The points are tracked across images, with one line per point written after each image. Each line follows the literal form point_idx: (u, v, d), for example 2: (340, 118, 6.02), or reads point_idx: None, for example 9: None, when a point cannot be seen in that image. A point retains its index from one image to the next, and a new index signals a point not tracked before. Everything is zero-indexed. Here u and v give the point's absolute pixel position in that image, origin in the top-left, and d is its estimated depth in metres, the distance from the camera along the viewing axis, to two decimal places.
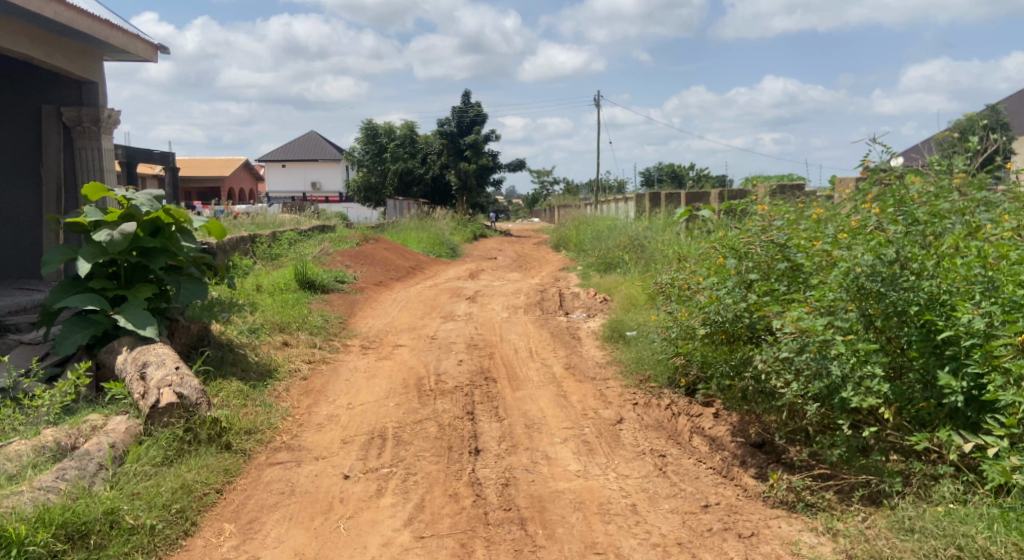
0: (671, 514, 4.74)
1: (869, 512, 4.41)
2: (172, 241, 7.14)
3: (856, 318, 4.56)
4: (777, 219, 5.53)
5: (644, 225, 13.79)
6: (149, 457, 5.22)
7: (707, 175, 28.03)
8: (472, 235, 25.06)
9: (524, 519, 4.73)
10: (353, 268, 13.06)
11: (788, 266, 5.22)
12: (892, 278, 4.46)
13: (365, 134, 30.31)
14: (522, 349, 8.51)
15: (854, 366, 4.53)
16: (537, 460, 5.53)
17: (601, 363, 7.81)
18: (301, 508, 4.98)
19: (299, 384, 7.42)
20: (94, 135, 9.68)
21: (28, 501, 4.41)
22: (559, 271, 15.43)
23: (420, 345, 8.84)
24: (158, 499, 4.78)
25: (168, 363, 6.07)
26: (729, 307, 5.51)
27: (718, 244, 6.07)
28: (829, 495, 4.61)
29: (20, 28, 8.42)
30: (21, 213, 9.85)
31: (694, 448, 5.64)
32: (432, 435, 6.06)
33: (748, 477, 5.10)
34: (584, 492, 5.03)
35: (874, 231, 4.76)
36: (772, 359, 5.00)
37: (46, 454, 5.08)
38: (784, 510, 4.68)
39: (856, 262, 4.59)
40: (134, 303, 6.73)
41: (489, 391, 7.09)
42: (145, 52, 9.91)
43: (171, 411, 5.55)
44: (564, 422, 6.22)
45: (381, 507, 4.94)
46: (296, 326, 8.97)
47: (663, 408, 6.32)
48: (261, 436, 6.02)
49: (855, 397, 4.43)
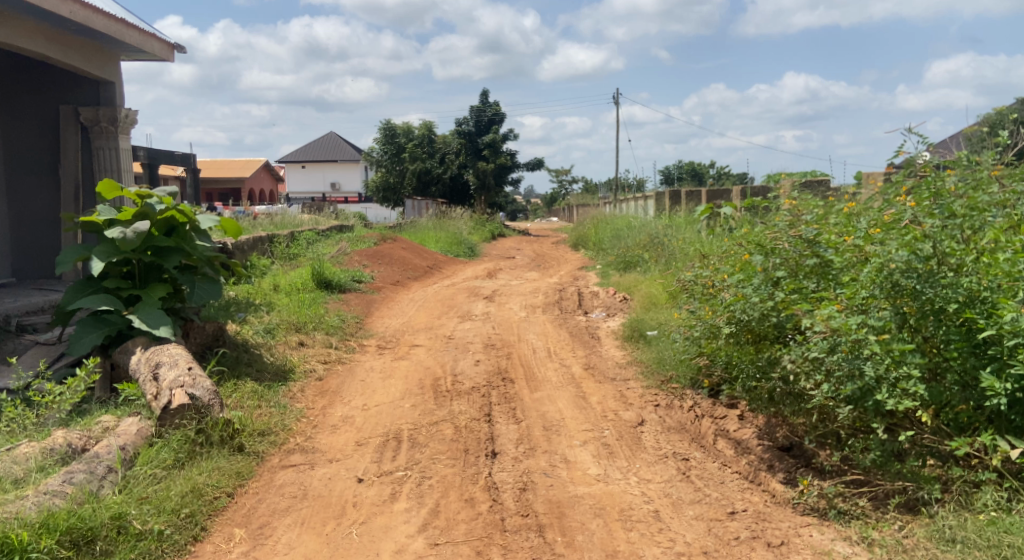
0: (695, 521, 4.56)
1: (906, 520, 4.20)
2: (186, 240, 7.04)
3: (891, 317, 4.36)
4: (805, 213, 5.35)
5: (665, 223, 13.59)
6: (159, 460, 5.12)
7: (728, 173, 27.75)
8: (491, 235, 24.87)
9: (542, 526, 4.57)
10: (369, 268, 12.90)
11: (818, 262, 5.05)
12: (929, 275, 4.27)
13: (383, 134, 29.99)
14: (541, 349, 8.35)
15: (889, 367, 4.31)
16: (555, 464, 5.37)
17: (621, 364, 7.63)
18: (313, 513, 4.84)
19: (314, 385, 7.31)
20: (111, 134, 9.61)
21: (33, 506, 4.30)
22: (576, 271, 15.14)
23: (436, 345, 8.70)
24: (168, 503, 4.66)
25: (181, 364, 5.95)
26: (756, 305, 5.27)
27: (744, 240, 5.89)
28: (862, 502, 4.39)
29: (36, 27, 8.37)
30: (38, 212, 9.77)
31: (719, 452, 5.43)
32: (448, 437, 5.91)
33: (776, 483, 4.88)
34: (605, 497, 4.87)
35: (910, 226, 4.53)
36: (801, 359, 4.81)
37: (54, 456, 4.97)
38: (815, 517, 4.47)
39: (890, 258, 4.38)
40: (149, 302, 6.63)
41: (507, 392, 6.94)
42: (161, 52, 9.86)
43: (183, 412, 5.45)
44: (584, 425, 6.05)
45: (395, 513, 4.79)
46: (313, 326, 8.84)
47: (686, 409, 6.12)
48: (274, 438, 5.89)
49: (890, 400, 4.24)
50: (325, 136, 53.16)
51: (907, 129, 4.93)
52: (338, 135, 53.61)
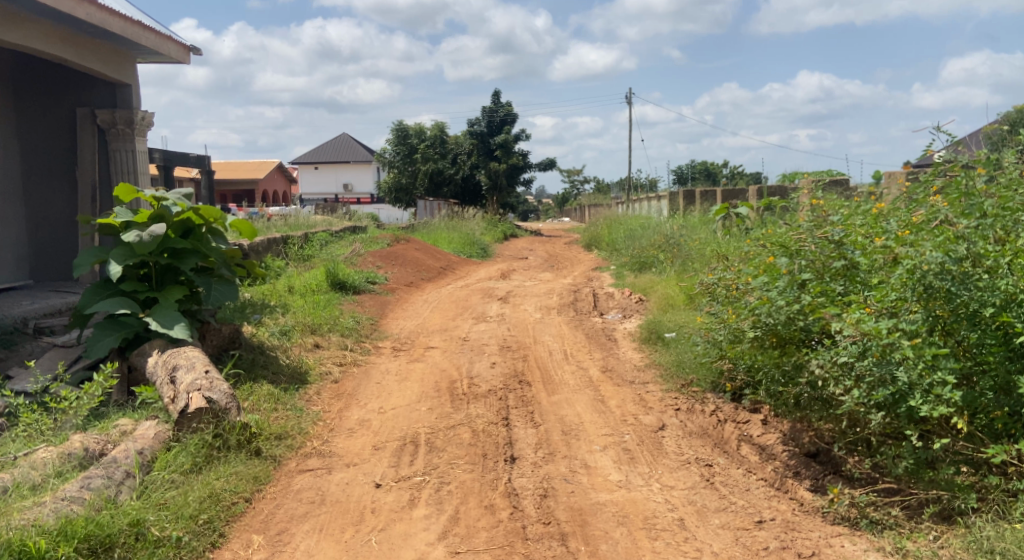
0: (722, 531, 4.47)
1: (942, 530, 4.15)
2: (202, 242, 7.02)
3: (923, 320, 4.28)
4: (831, 214, 5.28)
5: (679, 223, 13.50)
6: (177, 465, 5.07)
7: (741, 173, 27.64)
8: (503, 236, 24.84)
9: (565, 534, 4.50)
10: (383, 269, 12.87)
11: (845, 264, 4.97)
12: (963, 277, 4.19)
13: (396, 135, 30.02)
14: (557, 351, 8.28)
15: (922, 373, 4.25)
16: (576, 470, 5.30)
17: (640, 367, 7.54)
18: (332, 519, 4.79)
19: (330, 387, 7.26)
20: (128, 137, 9.67)
21: (50, 512, 4.26)
22: (590, 271, 15.16)
23: (452, 347, 8.64)
24: (186, 509, 4.61)
25: (198, 367, 5.90)
26: (781, 309, 5.17)
27: (767, 242, 5.77)
28: (895, 511, 4.34)
29: (52, 30, 8.35)
30: (55, 215, 9.77)
31: (743, 458, 5.36)
32: (465, 441, 5.84)
33: (804, 491, 4.82)
34: (628, 505, 4.79)
35: (942, 226, 4.45)
36: (830, 364, 4.73)
37: (72, 461, 4.94)
38: (846, 527, 4.40)
39: (923, 260, 4.30)
40: (166, 304, 6.60)
41: (524, 395, 6.87)
42: (176, 54, 9.86)
43: (200, 415, 5.41)
44: (604, 429, 5.98)
45: (414, 520, 4.73)
46: (328, 328, 8.81)
47: (708, 414, 6.04)
48: (291, 442, 5.84)
49: (924, 406, 4.17)
50: (339, 136, 53.37)
51: (935, 127, 4.85)
52: (350, 136, 53.65)
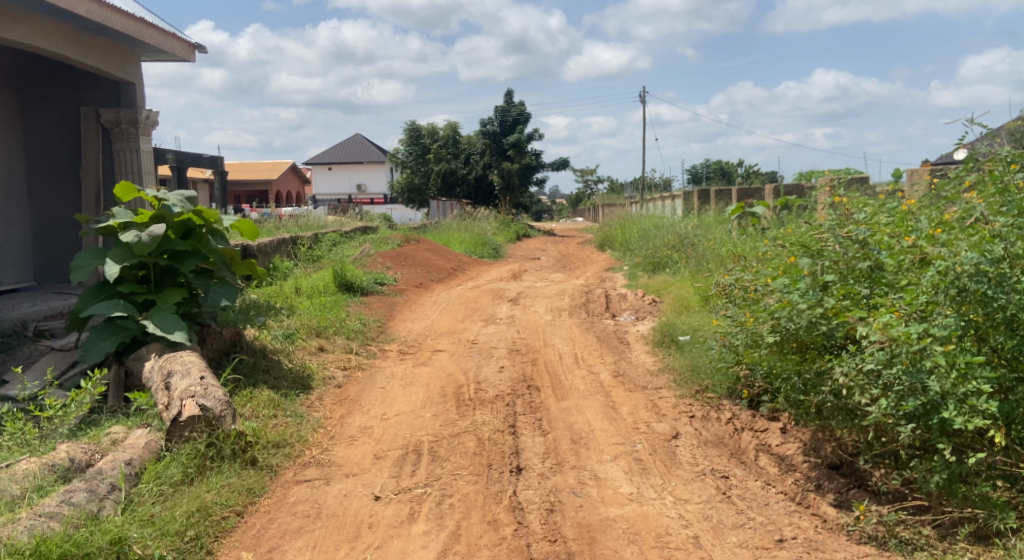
0: (739, 550, 4.19)
1: (977, 552, 3.87)
2: (203, 243, 6.80)
3: (956, 324, 4.03)
4: (856, 211, 5.03)
5: (694, 222, 13.20)
6: (167, 476, 4.84)
7: (756, 174, 27.30)
8: (515, 236, 24.59)
9: (571, 554, 4.22)
10: (393, 270, 12.65)
11: (870, 265, 4.73)
12: (1000, 279, 3.95)
13: (410, 134, 29.66)
14: (568, 355, 7.99)
15: (955, 382, 4.00)
16: (584, 481, 5.02)
17: (653, 371, 7.24)
18: (326, 535, 4.53)
19: (332, 393, 7.02)
20: (132, 137, 9.44)
21: (25, 530, 4.03)
22: (604, 271, 14.91)
23: (460, 350, 8.38)
24: (171, 525, 4.38)
25: (193, 372, 5.66)
26: (802, 313, 4.82)
27: (788, 242, 5.50)
28: (926, 531, 4.07)
29: (54, 27, 8.15)
30: (59, 215, 9.58)
31: (761, 469, 5.08)
32: (469, 450, 5.58)
33: (826, 506, 4.54)
34: (639, 521, 4.51)
35: (978, 225, 4.22)
36: (855, 372, 4.40)
37: (55, 473, 4.71)
38: (873, 547, 4.13)
39: (956, 261, 4.05)
40: (163, 306, 6.36)
41: (532, 401, 6.60)
42: (182, 51, 9.67)
43: (193, 424, 5.15)
44: (614, 437, 5.70)
45: (412, 536, 4.47)
46: (333, 330, 8.58)
47: (724, 422, 5.75)
48: (289, 450, 5.59)
49: (958, 418, 3.89)
50: (352, 136, 53.42)
51: (969, 120, 4.69)
52: (363, 137, 53.58)
